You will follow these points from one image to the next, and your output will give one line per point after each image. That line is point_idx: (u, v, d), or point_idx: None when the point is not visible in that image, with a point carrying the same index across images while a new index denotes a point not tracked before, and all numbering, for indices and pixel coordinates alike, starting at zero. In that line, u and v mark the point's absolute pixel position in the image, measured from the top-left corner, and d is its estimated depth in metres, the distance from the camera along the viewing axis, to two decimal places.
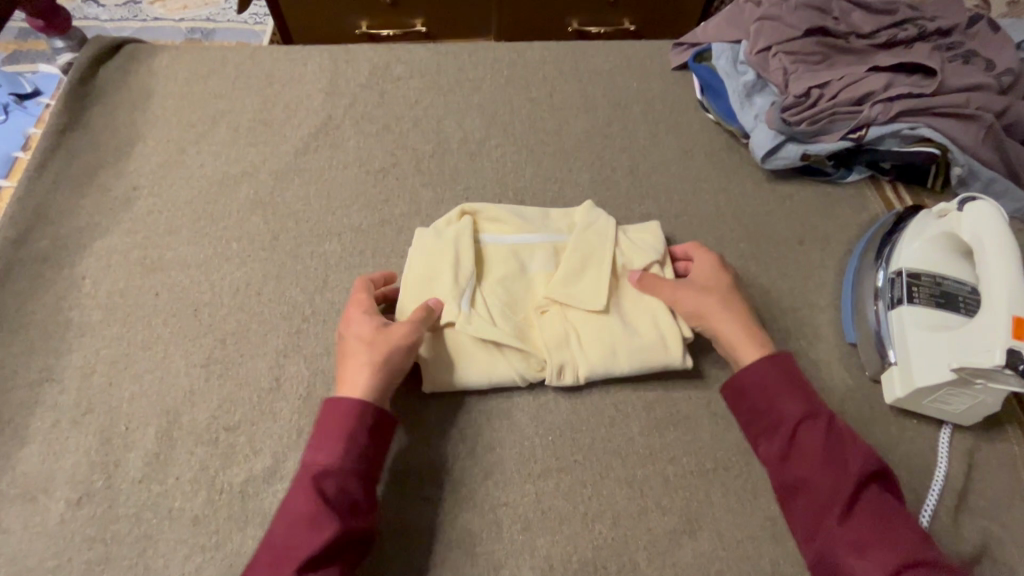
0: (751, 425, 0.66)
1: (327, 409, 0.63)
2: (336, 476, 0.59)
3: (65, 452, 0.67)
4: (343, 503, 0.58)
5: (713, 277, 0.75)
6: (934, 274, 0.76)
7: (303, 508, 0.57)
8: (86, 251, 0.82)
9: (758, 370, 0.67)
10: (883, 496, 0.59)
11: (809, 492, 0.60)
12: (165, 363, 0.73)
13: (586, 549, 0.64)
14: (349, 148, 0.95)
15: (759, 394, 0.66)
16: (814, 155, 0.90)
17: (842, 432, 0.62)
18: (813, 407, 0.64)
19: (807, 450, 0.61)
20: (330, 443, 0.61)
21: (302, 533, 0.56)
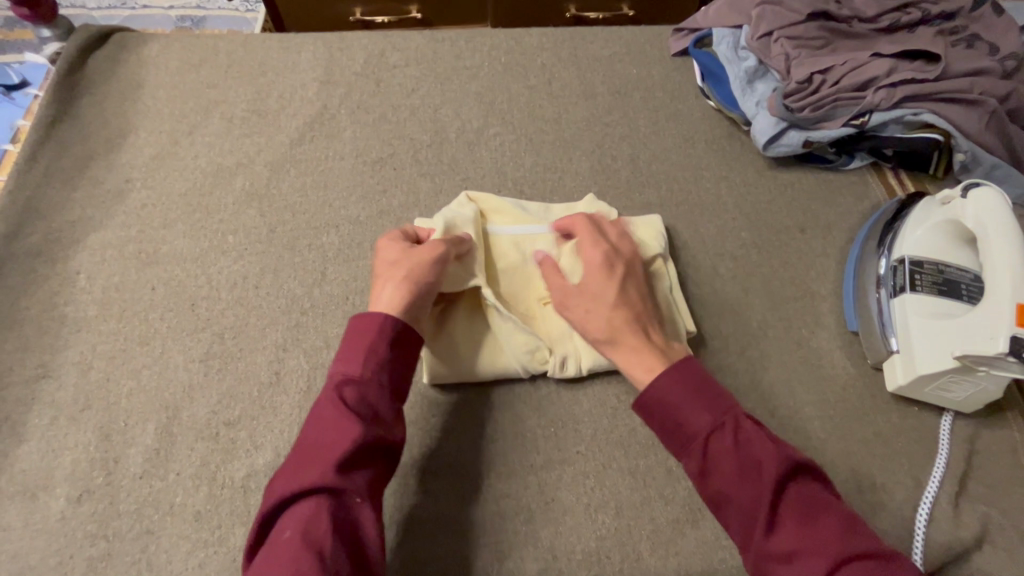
0: (666, 444, 0.61)
1: (354, 322, 0.63)
2: (359, 386, 0.59)
3: (63, 449, 0.67)
4: (368, 413, 0.58)
5: (602, 278, 0.69)
6: (936, 262, 0.76)
7: (330, 416, 0.56)
8: (80, 245, 0.81)
9: (656, 388, 0.61)
10: (804, 492, 0.55)
11: (734, 508, 0.55)
12: (162, 359, 0.73)
13: (590, 540, 0.65)
14: (346, 138, 0.93)
15: (665, 412, 0.60)
16: (815, 141, 0.89)
17: (750, 434, 0.57)
18: (719, 414, 0.59)
19: (720, 463, 0.57)
20: (355, 355, 0.61)
21: (329, 437, 0.55)
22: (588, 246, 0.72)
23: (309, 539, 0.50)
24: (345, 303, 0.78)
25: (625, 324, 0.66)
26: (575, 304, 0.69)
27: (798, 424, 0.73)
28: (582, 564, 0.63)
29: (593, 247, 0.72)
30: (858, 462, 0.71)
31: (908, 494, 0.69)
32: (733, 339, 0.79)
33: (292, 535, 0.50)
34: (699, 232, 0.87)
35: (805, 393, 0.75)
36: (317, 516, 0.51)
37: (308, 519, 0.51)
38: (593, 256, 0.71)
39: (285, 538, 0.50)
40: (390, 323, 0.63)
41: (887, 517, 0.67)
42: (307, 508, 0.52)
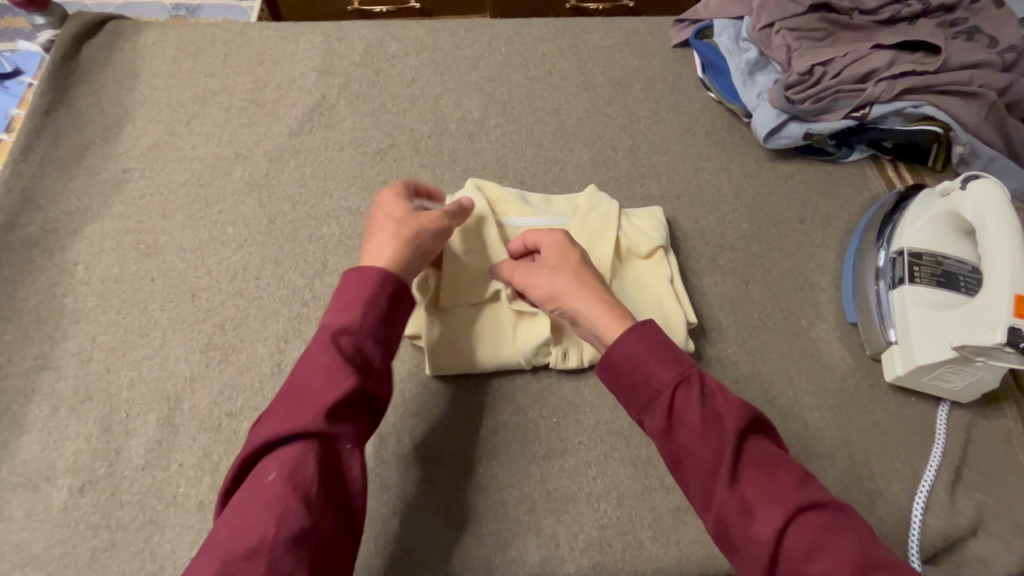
0: (629, 402, 0.56)
1: (348, 276, 0.61)
2: (352, 336, 0.57)
3: (64, 440, 0.66)
4: (360, 363, 0.56)
5: (560, 253, 0.68)
6: (935, 254, 0.76)
7: (321, 363, 0.55)
8: (78, 236, 0.80)
9: (619, 345, 0.57)
10: (766, 446, 0.51)
11: (694, 463, 0.51)
12: (163, 350, 0.72)
13: (591, 528, 0.65)
14: (345, 128, 0.93)
15: (629, 367, 0.56)
16: (816, 133, 0.90)
17: (716, 389, 0.53)
18: (684, 367, 0.55)
19: (684, 416, 0.52)
20: (349, 307, 0.59)
21: (318, 384, 0.54)
22: (538, 231, 0.71)
23: (294, 481, 0.49)
24: None
25: (590, 292, 0.64)
26: (540, 281, 0.66)
27: (797, 414, 0.74)
28: (584, 552, 0.64)
29: (542, 231, 0.71)
30: (856, 451, 0.71)
31: (905, 482, 0.70)
32: (733, 330, 0.79)
33: (277, 477, 0.49)
34: (699, 223, 0.88)
35: (804, 384, 0.76)
36: (305, 461, 0.50)
37: (294, 462, 0.50)
38: (545, 236, 0.70)
39: (270, 479, 0.49)
40: (390, 282, 0.61)
41: (884, 505, 0.68)
42: (293, 451, 0.51)
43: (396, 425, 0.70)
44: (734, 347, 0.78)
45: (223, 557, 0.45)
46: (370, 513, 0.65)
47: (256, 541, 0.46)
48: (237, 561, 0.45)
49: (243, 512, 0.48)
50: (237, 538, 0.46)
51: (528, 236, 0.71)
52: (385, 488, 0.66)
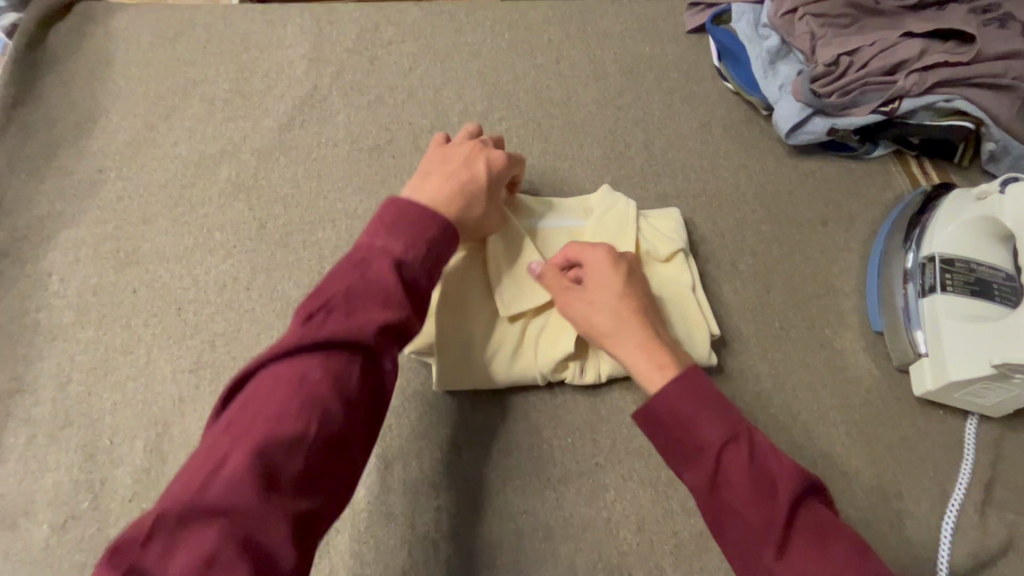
0: (670, 455, 0.54)
1: (414, 204, 0.54)
2: (414, 264, 0.52)
3: (44, 471, 0.61)
4: (415, 293, 0.51)
5: (606, 276, 0.63)
6: (968, 260, 0.72)
7: (382, 281, 0.48)
8: (51, 243, 0.74)
9: (662, 395, 0.55)
10: (821, 512, 0.48)
11: (738, 525, 0.49)
12: (148, 370, 0.67)
13: (611, 555, 0.62)
14: (339, 122, 0.86)
15: (673, 421, 0.54)
16: (842, 129, 0.85)
17: (767, 450, 0.51)
18: (733, 425, 0.53)
19: (731, 477, 0.50)
20: (412, 235, 0.53)
21: (374, 301, 0.47)
22: (579, 246, 0.65)
23: (339, 391, 0.43)
24: None
25: (635, 327, 0.61)
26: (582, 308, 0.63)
27: (822, 430, 0.71)
28: None
29: (585, 244, 0.66)
30: (882, 469, 0.69)
31: (933, 501, 0.67)
32: (755, 340, 0.75)
33: (322, 380, 0.43)
34: (718, 225, 0.83)
35: (829, 397, 0.73)
36: (348, 376, 0.44)
37: (339, 369, 0.44)
38: (591, 252, 0.65)
39: (311, 379, 0.42)
40: (452, 231, 0.56)
41: (912, 525, 0.66)
42: (338, 360, 0.44)
43: (402, 447, 0.66)
44: (755, 359, 0.74)
45: (253, 447, 0.38)
46: (376, 545, 0.61)
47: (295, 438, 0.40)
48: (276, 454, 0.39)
49: (273, 404, 0.41)
50: (272, 429, 0.40)
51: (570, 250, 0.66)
52: (393, 516, 0.62)
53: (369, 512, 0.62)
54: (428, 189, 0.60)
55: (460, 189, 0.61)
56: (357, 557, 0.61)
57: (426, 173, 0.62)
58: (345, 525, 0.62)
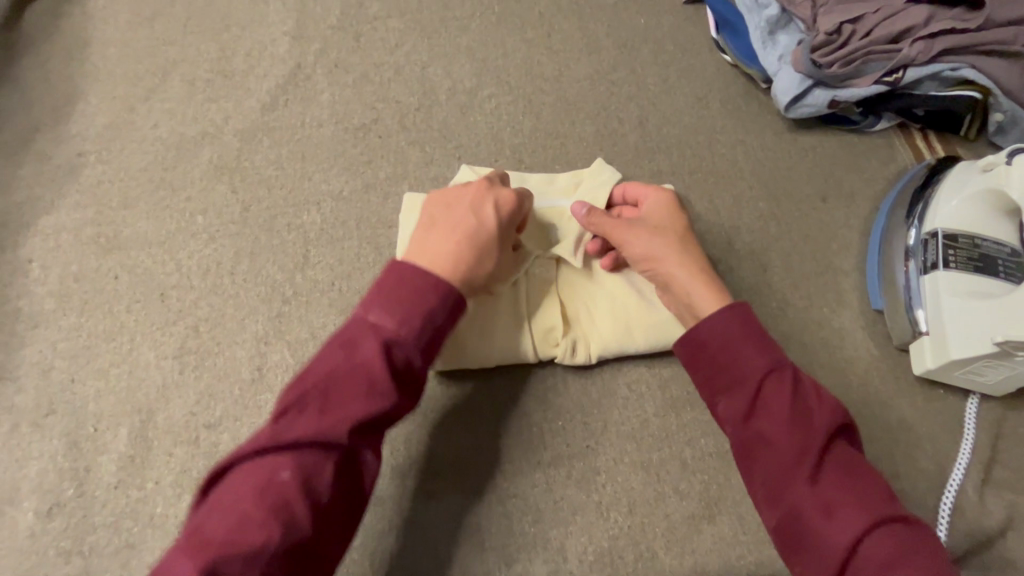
0: (708, 382, 0.55)
1: (414, 269, 0.54)
2: (404, 345, 0.52)
3: (28, 459, 0.61)
4: (403, 376, 0.52)
5: (665, 209, 0.65)
6: (972, 235, 0.70)
7: (367, 364, 0.50)
8: (30, 229, 0.72)
9: (712, 317, 0.55)
10: (851, 452, 0.49)
11: (773, 452, 0.49)
12: (132, 357, 0.66)
13: (601, 539, 0.61)
14: (323, 102, 0.84)
15: (719, 345, 0.54)
16: (843, 101, 0.82)
17: (809, 384, 0.52)
18: (779, 358, 0.53)
19: (772, 403, 0.50)
20: (409, 308, 0.53)
21: (359, 388, 0.49)
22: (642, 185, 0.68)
23: (308, 489, 0.45)
24: (331, 290, 0.72)
25: (687, 251, 0.62)
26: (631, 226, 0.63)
27: None
28: (594, 565, 0.61)
29: (649, 186, 0.68)
30: (880, 450, 0.67)
31: (931, 482, 0.66)
32: None
33: (292, 478, 0.45)
34: (714, 203, 0.81)
35: (826, 378, 0.71)
36: (320, 471, 0.46)
37: (311, 467, 0.46)
38: (651, 192, 0.67)
39: (281, 479, 0.45)
40: (454, 298, 0.55)
41: (908, 506, 0.65)
42: (313, 458, 0.46)
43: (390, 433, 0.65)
44: None
45: (208, 557, 0.41)
46: (365, 530, 0.61)
47: (255, 546, 0.42)
48: (232, 564, 0.41)
49: (241, 507, 0.44)
50: (234, 535, 0.42)
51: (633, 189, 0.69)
52: (381, 501, 0.62)
53: None
54: (435, 248, 0.58)
55: (464, 242, 0.58)
56: None
57: (433, 225, 0.60)
58: None
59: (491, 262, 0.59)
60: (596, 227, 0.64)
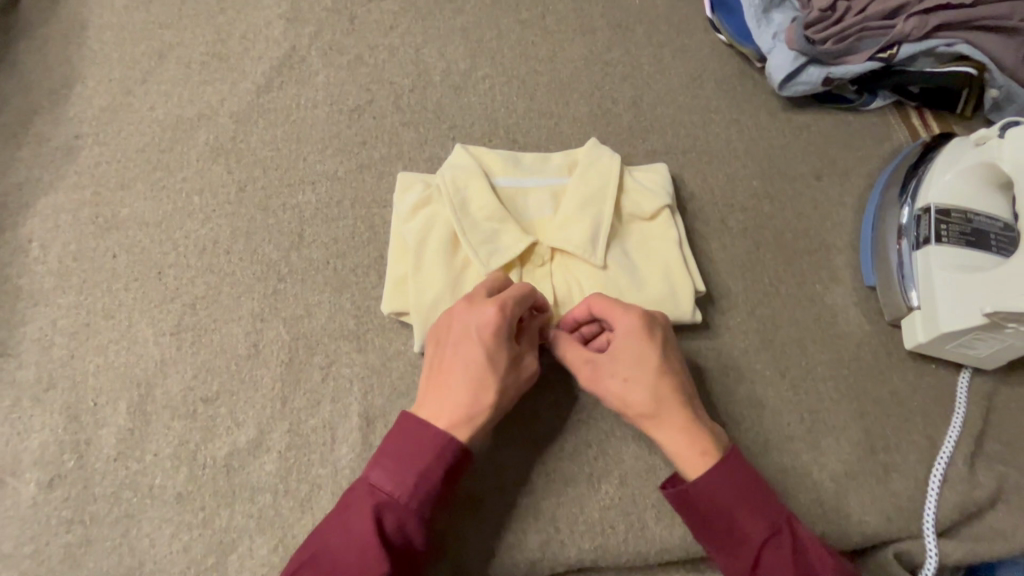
0: (705, 536, 0.54)
1: (416, 422, 0.54)
2: (400, 513, 0.51)
3: (29, 433, 0.62)
4: (400, 545, 0.51)
5: (638, 342, 0.57)
6: (965, 210, 0.70)
7: (360, 533, 0.49)
8: (29, 210, 0.73)
9: (700, 480, 0.53)
10: None
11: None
12: (130, 334, 0.67)
13: (593, 510, 0.62)
14: (318, 83, 0.84)
15: (710, 509, 0.53)
16: (837, 79, 0.82)
17: (810, 542, 0.51)
18: (776, 517, 0.52)
19: (775, 573, 0.50)
20: (404, 470, 0.52)
21: (351, 567, 0.48)
22: (608, 308, 0.59)
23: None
24: (326, 268, 0.72)
25: (664, 393, 0.56)
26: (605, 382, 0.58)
27: (810, 385, 0.69)
28: (586, 535, 0.61)
29: (618, 305, 0.59)
30: (871, 424, 0.68)
31: (921, 455, 0.67)
32: (743, 298, 0.74)
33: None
34: (707, 181, 0.81)
35: (818, 353, 0.71)
36: None
37: None
38: (622, 315, 0.59)
39: None
40: (449, 451, 0.53)
41: (898, 478, 0.66)
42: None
43: (385, 407, 0.66)
44: (742, 315, 0.73)
45: None
46: None
47: None
48: None
49: None
50: None
51: (597, 306, 0.60)
52: None
53: (352, 468, 0.63)
54: (433, 397, 0.56)
55: (466, 383, 0.55)
56: None
57: (435, 366, 0.58)
58: (327, 482, 0.62)
59: (491, 406, 0.55)
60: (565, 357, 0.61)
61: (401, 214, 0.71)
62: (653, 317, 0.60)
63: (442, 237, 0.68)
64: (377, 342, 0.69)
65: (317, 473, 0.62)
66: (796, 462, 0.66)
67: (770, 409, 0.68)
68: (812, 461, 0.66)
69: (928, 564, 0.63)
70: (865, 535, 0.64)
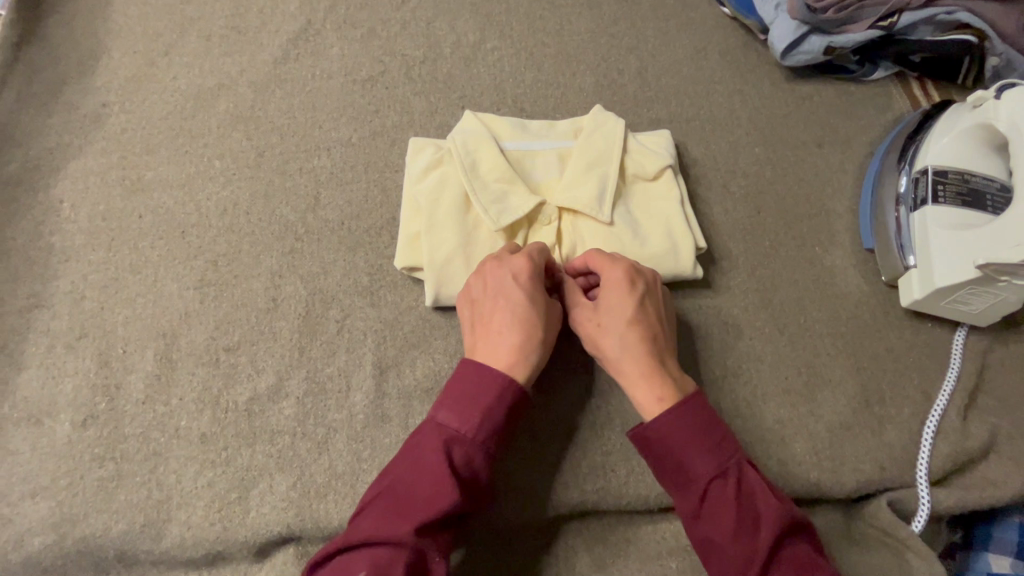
0: (659, 476, 0.56)
1: (475, 366, 0.56)
2: (467, 447, 0.53)
3: (63, 376, 0.66)
4: (466, 478, 0.53)
5: (619, 293, 0.60)
6: (962, 171, 0.71)
7: (433, 464, 0.52)
8: (60, 173, 0.77)
9: (654, 420, 0.55)
10: (803, 551, 0.51)
11: (720, 556, 0.52)
12: (156, 288, 0.71)
13: (595, 455, 0.65)
14: (333, 56, 0.87)
15: (661, 449, 0.55)
16: (838, 47, 0.83)
17: (752, 484, 0.53)
18: (722, 459, 0.54)
19: (717, 510, 0.52)
20: (470, 408, 0.54)
21: (425, 496, 0.51)
22: (599, 259, 0.63)
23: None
24: (341, 229, 0.75)
25: (637, 341, 0.59)
26: (581, 324, 0.62)
27: (808, 342, 0.72)
28: (587, 477, 0.64)
29: (606, 258, 0.63)
30: (867, 378, 0.70)
31: (916, 408, 0.69)
32: (744, 259, 0.76)
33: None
34: (710, 148, 0.83)
35: (816, 312, 0.73)
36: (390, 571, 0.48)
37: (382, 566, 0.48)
38: (608, 268, 0.62)
39: None
40: (508, 388, 0.56)
41: (891, 430, 0.68)
42: (386, 554, 0.49)
43: (397, 357, 0.69)
44: (743, 274, 0.75)
45: None
46: (373, 444, 0.65)
47: None
48: None
49: None
50: None
51: (590, 259, 0.63)
52: (387, 418, 0.66)
53: (365, 413, 0.66)
54: (487, 341, 0.59)
55: (514, 324, 0.59)
56: (354, 454, 0.64)
57: (482, 316, 0.61)
58: (342, 427, 0.65)
59: (540, 343, 0.59)
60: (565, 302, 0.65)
61: (414, 175, 0.74)
62: (640, 271, 0.63)
63: (452, 196, 0.71)
64: (390, 298, 0.72)
65: (333, 417, 0.65)
66: (792, 413, 0.68)
67: (769, 363, 0.70)
68: (808, 412, 0.68)
69: (921, 511, 0.65)
70: (858, 482, 0.66)
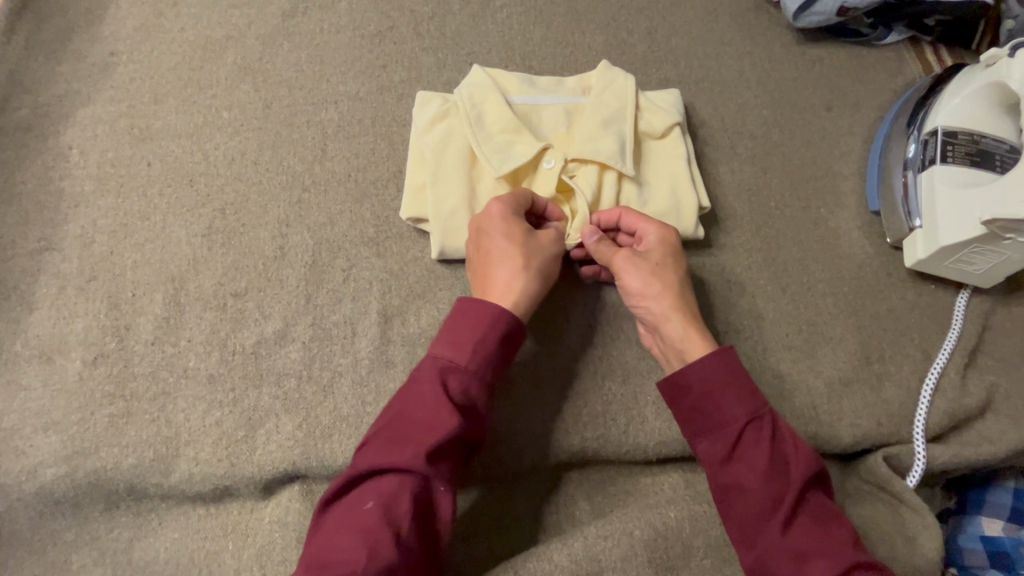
0: (689, 421, 0.57)
1: (468, 304, 0.58)
2: (462, 376, 0.55)
3: (73, 317, 0.67)
4: (463, 405, 0.55)
5: (665, 246, 0.63)
6: (971, 132, 0.71)
7: (429, 394, 0.54)
8: (69, 120, 0.77)
9: (696, 366, 0.57)
10: (823, 499, 0.53)
11: (745, 500, 0.53)
12: (165, 234, 0.71)
13: (596, 404, 0.66)
14: (341, 9, 0.86)
15: (700, 391, 0.56)
16: (851, 8, 0.81)
17: (786, 433, 0.55)
18: (759, 407, 0.55)
19: (750, 454, 0.53)
20: (462, 339, 0.56)
21: (426, 423, 0.52)
22: (638, 216, 0.65)
23: (390, 517, 0.49)
24: (347, 181, 0.76)
25: (682, 292, 0.62)
26: (628, 268, 0.62)
27: (810, 300, 0.72)
28: (588, 425, 0.65)
29: (643, 216, 0.65)
30: (868, 337, 0.71)
31: (915, 366, 0.69)
32: (749, 219, 0.76)
33: (374, 508, 0.49)
34: (719, 109, 0.82)
35: (819, 272, 0.74)
36: (400, 497, 0.50)
37: (391, 493, 0.50)
38: (647, 224, 0.64)
39: (367, 508, 0.49)
40: (499, 317, 0.57)
41: (890, 387, 0.69)
42: (392, 484, 0.50)
43: (402, 306, 0.69)
44: (748, 233, 0.75)
45: None
46: (377, 388, 0.66)
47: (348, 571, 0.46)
48: None
49: (345, 531, 0.49)
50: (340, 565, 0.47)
51: (628, 216, 0.65)
52: (392, 364, 0.67)
53: (370, 359, 0.67)
54: (482, 285, 0.61)
55: (500, 263, 0.61)
56: (359, 397, 0.65)
57: (478, 260, 0.63)
58: (347, 371, 0.66)
59: (520, 267, 0.60)
60: (604, 256, 0.64)
61: (420, 128, 0.74)
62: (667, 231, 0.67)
63: (459, 149, 0.71)
64: (395, 249, 0.72)
65: (338, 362, 0.66)
66: (793, 369, 0.69)
67: (771, 320, 0.71)
68: (808, 368, 0.69)
69: (916, 467, 0.65)
70: (855, 437, 0.67)
